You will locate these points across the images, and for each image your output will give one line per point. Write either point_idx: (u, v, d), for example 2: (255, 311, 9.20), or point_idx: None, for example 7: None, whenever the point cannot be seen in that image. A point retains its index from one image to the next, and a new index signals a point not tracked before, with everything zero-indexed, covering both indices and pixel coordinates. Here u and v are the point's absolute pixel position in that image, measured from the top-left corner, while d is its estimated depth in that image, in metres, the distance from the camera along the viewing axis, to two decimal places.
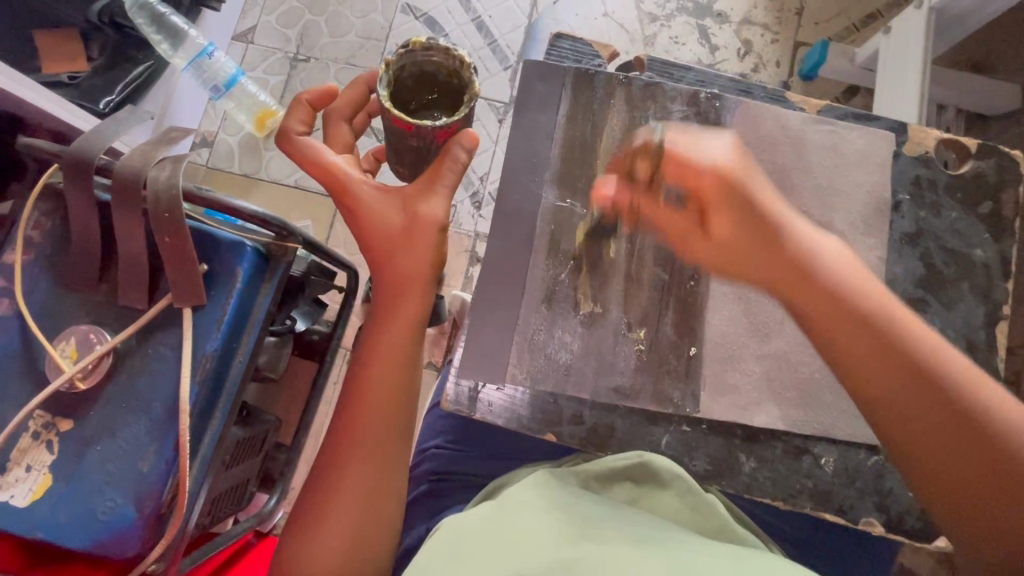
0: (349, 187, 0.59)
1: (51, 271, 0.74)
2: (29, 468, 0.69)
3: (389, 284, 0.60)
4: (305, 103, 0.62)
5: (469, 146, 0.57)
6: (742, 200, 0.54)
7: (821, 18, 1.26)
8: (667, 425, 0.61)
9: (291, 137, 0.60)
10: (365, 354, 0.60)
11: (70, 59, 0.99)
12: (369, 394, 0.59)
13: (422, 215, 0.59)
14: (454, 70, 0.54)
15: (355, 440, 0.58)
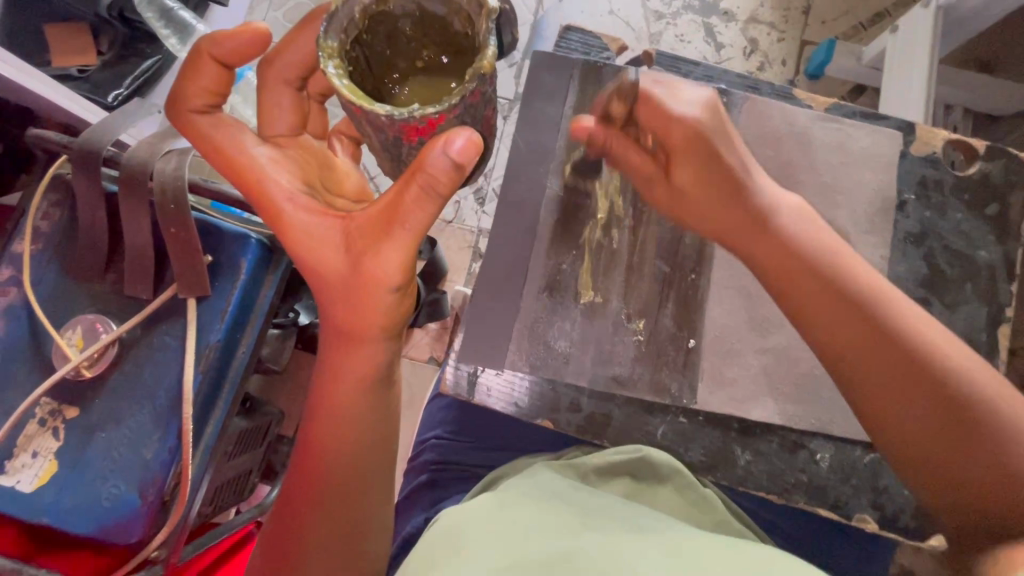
0: (282, 213, 0.50)
1: (59, 260, 0.75)
2: (35, 454, 0.70)
3: (339, 327, 0.52)
4: (210, 59, 0.49)
5: (446, 154, 0.43)
6: (709, 152, 0.54)
7: (829, 16, 1.26)
8: (664, 416, 0.61)
9: (196, 120, 0.50)
10: (326, 382, 0.55)
11: (80, 53, 1.00)
12: (328, 422, 0.54)
13: (367, 272, 0.48)
14: (468, 14, 0.46)
15: (321, 473, 0.55)
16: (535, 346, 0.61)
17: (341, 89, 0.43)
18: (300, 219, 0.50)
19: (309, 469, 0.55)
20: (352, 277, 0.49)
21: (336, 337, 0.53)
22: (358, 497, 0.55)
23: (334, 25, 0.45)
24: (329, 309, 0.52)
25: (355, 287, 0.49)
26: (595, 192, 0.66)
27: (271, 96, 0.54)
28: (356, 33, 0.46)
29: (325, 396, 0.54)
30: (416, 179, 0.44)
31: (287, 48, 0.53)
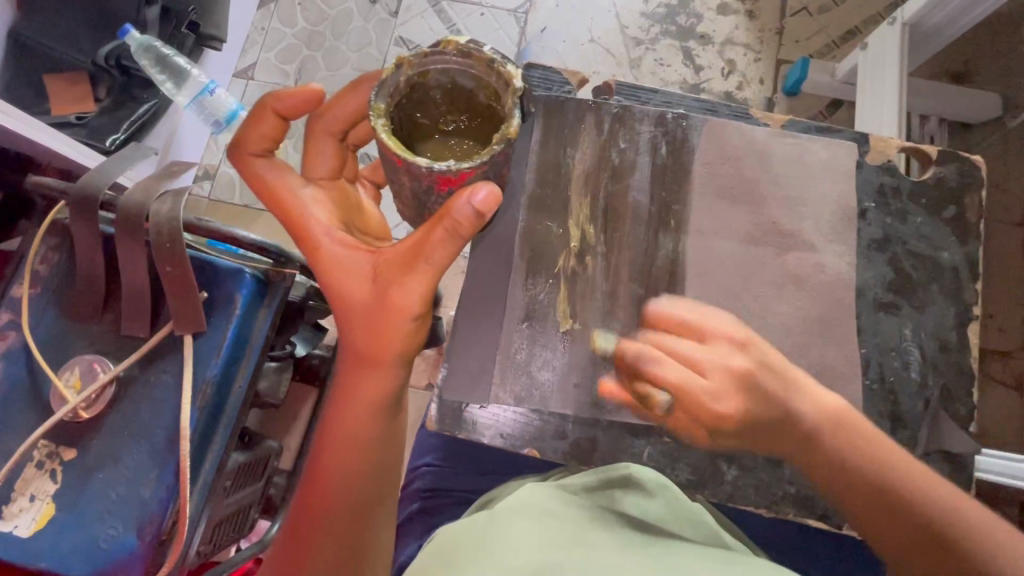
0: (317, 241, 0.53)
1: (57, 302, 0.76)
2: (33, 498, 0.70)
3: (358, 352, 0.53)
4: (273, 112, 0.53)
5: (478, 203, 0.46)
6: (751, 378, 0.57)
7: (802, 36, 1.30)
8: (649, 437, 0.62)
9: (253, 161, 0.54)
10: (341, 406, 0.55)
11: (78, 101, 1.03)
12: (344, 442, 0.54)
13: (393, 298, 0.50)
14: (496, 90, 0.49)
15: (329, 495, 0.54)
16: (524, 368, 0.62)
17: (386, 142, 0.45)
18: (333, 251, 0.52)
19: (319, 492, 0.55)
20: (377, 302, 0.51)
21: (353, 361, 0.54)
22: (362, 524, 0.55)
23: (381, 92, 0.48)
24: (349, 334, 0.53)
25: (379, 313, 0.51)
26: (566, 219, 0.67)
27: (318, 147, 0.56)
28: (395, 96, 0.49)
29: (343, 416, 0.55)
30: (443, 221, 0.47)
31: (338, 104, 0.56)
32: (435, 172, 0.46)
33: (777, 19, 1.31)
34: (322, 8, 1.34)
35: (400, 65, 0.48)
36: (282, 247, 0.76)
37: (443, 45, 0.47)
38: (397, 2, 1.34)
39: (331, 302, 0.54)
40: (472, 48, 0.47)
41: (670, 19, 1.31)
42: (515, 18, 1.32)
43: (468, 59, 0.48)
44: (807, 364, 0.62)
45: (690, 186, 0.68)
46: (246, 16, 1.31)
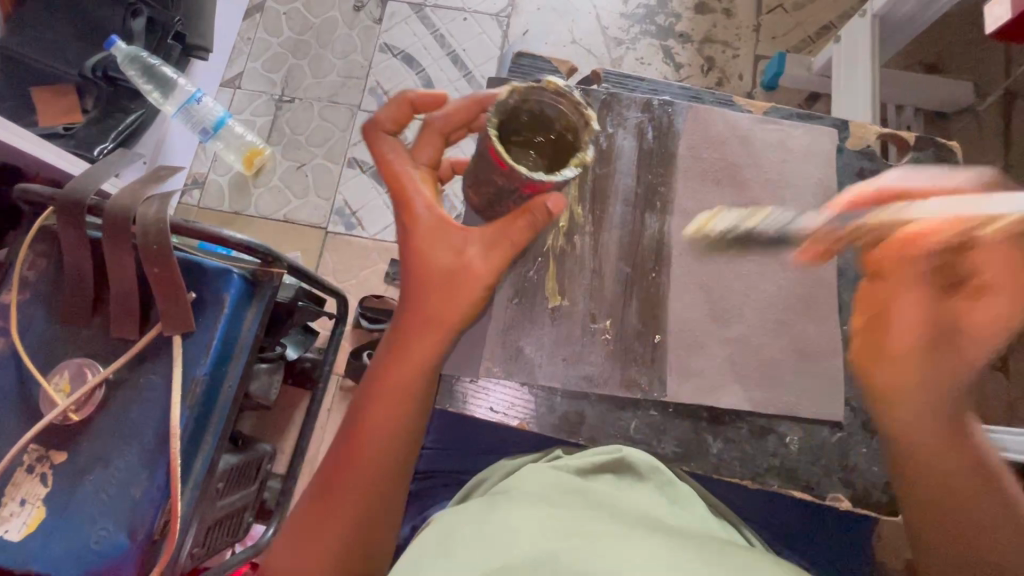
0: (410, 210, 0.55)
1: (45, 307, 0.77)
2: (23, 502, 0.70)
3: (424, 323, 0.55)
4: (407, 103, 0.56)
5: (552, 211, 0.50)
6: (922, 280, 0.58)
7: (778, 32, 1.33)
8: (636, 411, 0.63)
9: (384, 137, 0.56)
10: (390, 369, 0.56)
11: (65, 112, 1.04)
12: (391, 403, 0.56)
13: (468, 275, 0.54)
14: (573, 125, 0.50)
15: (364, 458, 0.55)
16: (508, 353, 0.63)
17: (500, 150, 0.46)
18: (423, 225, 0.55)
19: (355, 448, 0.55)
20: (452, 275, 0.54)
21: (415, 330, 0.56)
22: (386, 490, 0.56)
23: (493, 111, 0.49)
24: (419, 302, 0.55)
25: (457, 287, 0.54)
26: None
27: (426, 138, 0.57)
28: (500, 118, 0.49)
29: (394, 376, 0.56)
30: (524, 216, 0.51)
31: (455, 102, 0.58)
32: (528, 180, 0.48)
33: (754, 16, 1.33)
34: (307, 18, 1.36)
35: (507, 91, 0.49)
36: (270, 247, 0.76)
37: (544, 85, 0.48)
38: (381, 10, 1.36)
39: (404, 268, 0.56)
40: (570, 91, 0.49)
41: (650, 19, 1.34)
42: (497, 22, 1.34)
43: (561, 100, 0.49)
44: (780, 340, 0.64)
45: (667, 171, 0.70)
46: (233, 27, 1.33)
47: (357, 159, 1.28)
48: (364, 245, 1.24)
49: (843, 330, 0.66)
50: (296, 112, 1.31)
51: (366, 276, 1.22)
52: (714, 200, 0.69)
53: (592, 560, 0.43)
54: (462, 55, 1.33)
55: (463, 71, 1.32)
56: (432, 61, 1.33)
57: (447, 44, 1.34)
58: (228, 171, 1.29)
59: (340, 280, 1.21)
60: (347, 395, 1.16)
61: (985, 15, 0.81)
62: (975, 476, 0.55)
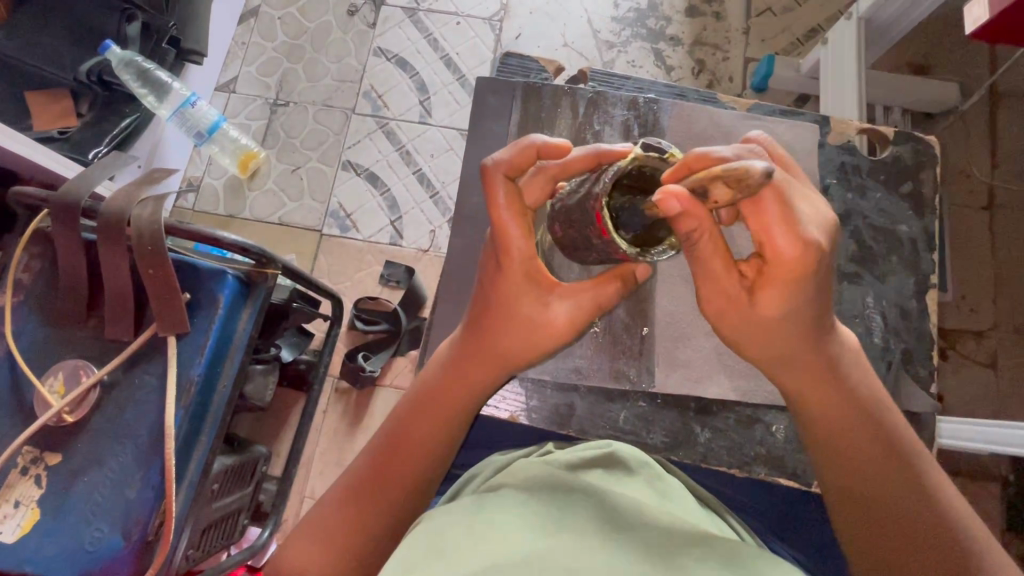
0: (510, 249, 0.53)
1: (39, 309, 0.77)
2: (17, 504, 0.70)
3: (496, 358, 0.57)
4: (532, 147, 0.52)
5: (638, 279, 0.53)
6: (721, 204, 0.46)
7: (767, 34, 1.35)
8: (624, 401, 0.64)
9: (501, 179, 0.52)
10: (450, 385, 0.59)
11: (59, 117, 1.04)
12: (443, 421, 0.59)
13: (549, 323, 0.55)
14: None
15: (405, 459, 0.58)
16: None
17: (607, 219, 0.44)
18: (520, 268, 0.54)
19: (400, 454, 0.58)
20: (524, 321, 0.55)
21: (485, 359, 0.57)
22: (417, 495, 0.59)
23: (609, 172, 0.45)
24: (501, 338, 0.56)
25: (533, 335, 0.56)
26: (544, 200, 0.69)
27: (537, 182, 0.53)
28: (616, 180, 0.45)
29: (448, 398, 0.59)
30: (615, 279, 0.54)
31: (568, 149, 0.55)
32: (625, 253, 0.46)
33: (742, 19, 1.35)
34: (302, 22, 1.38)
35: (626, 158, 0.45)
36: (264, 247, 0.75)
37: (665, 158, 0.45)
38: (375, 14, 1.37)
39: (485, 297, 0.56)
40: None
41: (640, 22, 1.35)
42: (489, 26, 1.36)
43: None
44: None
45: None
46: (227, 31, 1.34)
47: (351, 162, 1.29)
48: (359, 247, 1.24)
49: None
50: (290, 115, 1.32)
51: (360, 278, 1.23)
52: None
53: (575, 560, 0.43)
54: (454, 58, 1.35)
55: (456, 75, 1.34)
56: (425, 64, 1.34)
57: (440, 48, 1.35)
58: (223, 174, 1.30)
59: (335, 282, 1.22)
60: (341, 395, 1.16)
61: (964, 15, 0.82)
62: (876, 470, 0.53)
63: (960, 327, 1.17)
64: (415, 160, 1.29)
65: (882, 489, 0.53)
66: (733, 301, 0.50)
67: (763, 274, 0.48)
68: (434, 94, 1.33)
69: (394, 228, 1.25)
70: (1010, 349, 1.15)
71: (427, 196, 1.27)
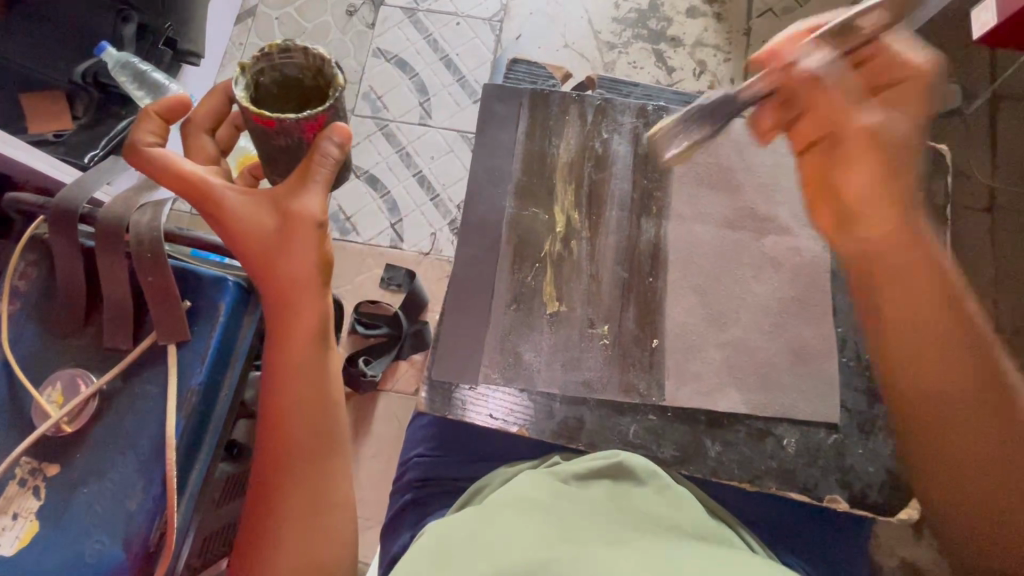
0: (212, 193, 0.59)
1: (36, 317, 0.76)
2: (16, 516, 0.69)
3: (271, 285, 0.60)
4: (154, 115, 0.61)
5: (340, 139, 0.55)
6: (878, 158, 0.62)
7: (769, 36, 1.34)
8: (634, 415, 0.64)
9: (146, 150, 0.59)
10: (278, 336, 0.62)
11: (55, 119, 1.04)
12: (280, 372, 0.61)
13: (297, 213, 0.57)
14: (317, 68, 0.53)
15: (284, 430, 0.61)
16: (507, 358, 0.64)
17: (260, 113, 0.50)
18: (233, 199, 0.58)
19: (273, 420, 0.61)
20: (273, 243, 0.59)
21: (278, 290, 0.60)
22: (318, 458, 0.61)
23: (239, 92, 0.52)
24: (255, 267, 0.60)
25: (275, 248, 0.59)
26: (558, 206, 0.70)
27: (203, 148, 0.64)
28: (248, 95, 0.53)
29: (279, 351, 0.61)
30: (315, 158, 0.56)
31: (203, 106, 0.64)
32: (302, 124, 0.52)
33: (744, 20, 1.35)
34: (300, 22, 1.36)
35: (237, 72, 0.52)
36: None
37: (265, 49, 0.52)
38: (374, 14, 1.36)
39: (243, 254, 0.61)
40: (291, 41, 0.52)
41: (642, 23, 1.35)
42: (490, 27, 1.35)
43: (288, 53, 0.53)
44: (776, 343, 0.65)
45: (663, 177, 0.71)
46: (224, 32, 1.33)
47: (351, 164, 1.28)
48: (360, 250, 1.23)
49: (839, 332, 0.67)
50: None
51: (361, 282, 1.22)
52: (711, 204, 0.71)
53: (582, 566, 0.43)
54: (455, 59, 1.34)
55: (457, 76, 1.33)
56: (425, 65, 1.33)
57: (440, 49, 1.34)
58: None
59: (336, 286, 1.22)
60: None
61: (972, 20, 0.82)
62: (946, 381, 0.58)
63: None
64: (415, 162, 1.28)
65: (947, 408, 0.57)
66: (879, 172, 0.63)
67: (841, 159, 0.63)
68: (435, 95, 1.32)
69: (394, 230, 1.24)
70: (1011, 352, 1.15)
71: (428, 199, 1.26)
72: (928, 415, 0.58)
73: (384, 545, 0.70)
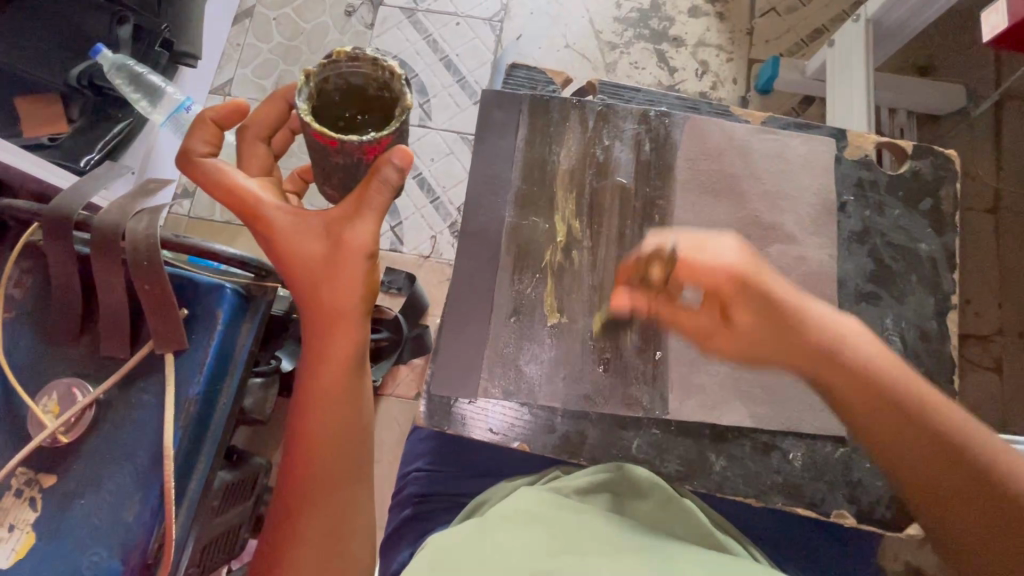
0: (260, 213, 0.54)
1: (30, 325, 0.75)
2: (11, 528, 0.68)
3: (316, 315, 0.55)
4: (209, 121, 0.57)
5: (402, 163, 0.50)
6: (758, 293, 0.59)
7: (771, 35, 1.33)
8: (637, 429, 0.63)
9: (199, 161, 0.55)
10: (317, 367, 0.56)
11: (50, 122, 1.02)
12: (322, 403, 0.56)
13: (347, 242, 0.53)
14: (384, 82, 0.49)
15: (316, 463, 0.57)
16: (510, 370, 0.63)
17: (320, 131, 0.47)
18: (280, 219, 0.54)
19: (308, 453, 0.57)
20: (320, 270, 0.54)
21: (322, 320, 0.56)
22: (343, 490, 0.58)
23: (299, 101, 0.49)
24: (301, 293, 0.55)
25: (319, 275, 0.54)
26: (561, 213, 0.69)
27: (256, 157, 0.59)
28: (310, 106, 0.49)
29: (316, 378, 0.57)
30: (374, 177, 0.51)
31: (261, 111, 0.60)
32: (362, 147, 0.48)
33: (747, 20, 1.33)
34: (298, 23, 1.35)
35: (301, 79, 0.49)
36: (262, 260, 0.75)
37: (334, 55, 0.48)
38: (373, 14, 1.35)
39: (286, 277, 0.56)
40: (359, 51, 0.48)
41: (643, 23, 1.33)
42: (490, 27, 1.34)
43: (357, 63, 0.49)
44: None
45: (667, 183, 0.70)
46: (221, 33, 1.31)
47: None
48: None
49: None
50: None
51: None
52: (717, 211, 0.69)
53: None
54: (455, 60, 1.32)
55: (457, 77, 1.31)
56: (424, 66, 1.32)
57: (440, 49, 1.33)
58: None
59: None
60: None
61: (981, 22, 0.81)
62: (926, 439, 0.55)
63: (967, 331, 1.16)
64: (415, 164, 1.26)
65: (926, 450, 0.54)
66: (710, 326, 0.61)
67: (727, 305, 0.60)
68: (434, 97, 1.30)
69: (394, 234, 1.23)
70: (1015, 356, 1.14)
71: (428, 201, 1.25)
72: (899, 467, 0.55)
73: (383, 560, 0.69)
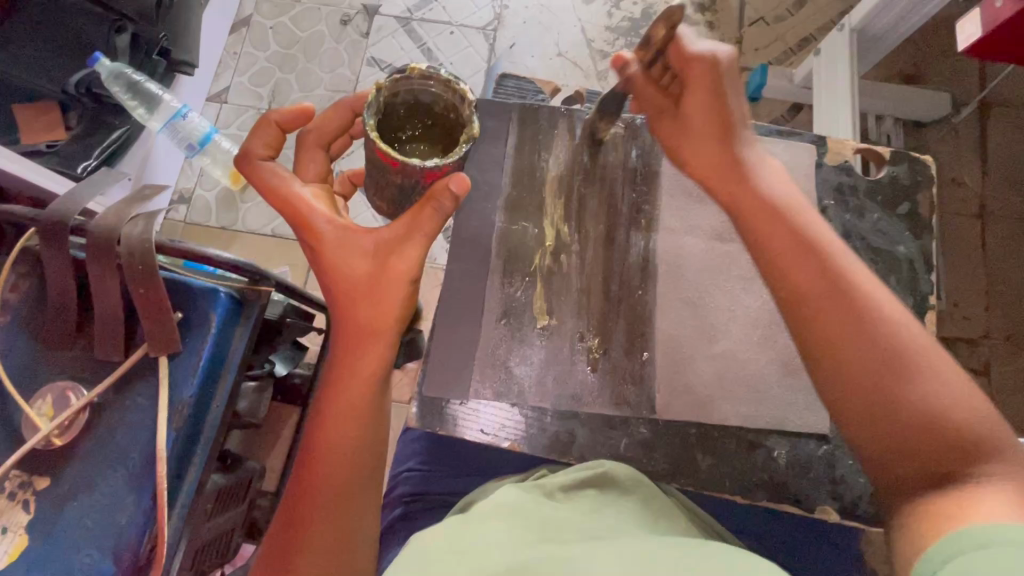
0: (308, 222, 0.57)
1: (26, 329, 0.75)
2: (4, 531, 0.69)
3: (357, 328, 0.57)
4: (274, 124, 0.58)
5: (460, 192, 0.52)
6: (712, 85, 0.61)
7: (760, 44, 1.35)
8: (625, 428, 0.64)
9: (260, 165, 0.58)
10: (347, 378, 0.58)
11: (48, 128, 1.03)
12: (354, 411, 0.57)
13: (392, 266, 0.56)
14: (453, 104, 0.55)
15: (336, 470, 0.57)
16: (498, 372, 0.64)
17: (386, 152, 0.51)
18: (329, 233, 0.56)
19: (328, 459, 0.57)
20: (365, 285, 0.56)
21: (361, 334, 0.57)
22: (353, 501, 0.58)
23: (366, 113, 0.53)
24: (345, 306, 0.57)
25: (363, 291, 0.56)
26: (549, 218, 0.70)
27: (314, 159, 0.61)
28: (376, 118, 0.54)
29: (352, 388, 0.58)
30: (430, 203, 0.53)
31: (325, 117, 0.62)
32: (424, 172, 0.53)
33: (736, 29, 1.36)
34: (294, 32, 1.37)
35: (372, 90, 0.53)
36: (256, 265, 0.76)
37: (408, 71, 0.53)
38: (368, 24, 1.37)
39: (327, 287, 0.58)
40: (434, 72, 0.53)
41: (634, 32, 1.36)
42: (483, 36, 1.36)
43: (428, 81, 0.54)
44: (767, 354, 0.65)
45: (653, 188, 0.72)
46: (218, 42, 1.33)
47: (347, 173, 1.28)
48: None
49: None
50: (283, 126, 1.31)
51: None
52: (701, 216, 0.71)
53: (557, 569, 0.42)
54: (448, 68, 1.34)
55: None
56: None
57: (433, 57, 1.34)
58: (215, 186, 1.29)
59: None
60: None
61: (958, 31, 0.83)
62: (874, 358, 0.53)
63: (954, 335, 1.17)
64: None
65: (877, 378, 0.52)
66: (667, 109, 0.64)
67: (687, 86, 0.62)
68: None
69: None
70: (1002, 358, 1.16)
71: None
72: (844, 378, 0.53)
73: None
